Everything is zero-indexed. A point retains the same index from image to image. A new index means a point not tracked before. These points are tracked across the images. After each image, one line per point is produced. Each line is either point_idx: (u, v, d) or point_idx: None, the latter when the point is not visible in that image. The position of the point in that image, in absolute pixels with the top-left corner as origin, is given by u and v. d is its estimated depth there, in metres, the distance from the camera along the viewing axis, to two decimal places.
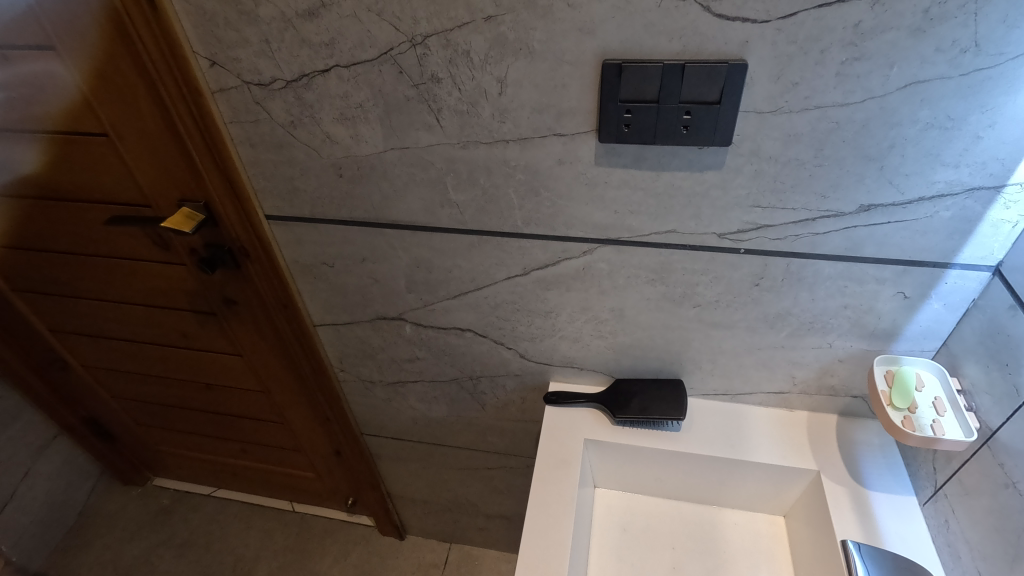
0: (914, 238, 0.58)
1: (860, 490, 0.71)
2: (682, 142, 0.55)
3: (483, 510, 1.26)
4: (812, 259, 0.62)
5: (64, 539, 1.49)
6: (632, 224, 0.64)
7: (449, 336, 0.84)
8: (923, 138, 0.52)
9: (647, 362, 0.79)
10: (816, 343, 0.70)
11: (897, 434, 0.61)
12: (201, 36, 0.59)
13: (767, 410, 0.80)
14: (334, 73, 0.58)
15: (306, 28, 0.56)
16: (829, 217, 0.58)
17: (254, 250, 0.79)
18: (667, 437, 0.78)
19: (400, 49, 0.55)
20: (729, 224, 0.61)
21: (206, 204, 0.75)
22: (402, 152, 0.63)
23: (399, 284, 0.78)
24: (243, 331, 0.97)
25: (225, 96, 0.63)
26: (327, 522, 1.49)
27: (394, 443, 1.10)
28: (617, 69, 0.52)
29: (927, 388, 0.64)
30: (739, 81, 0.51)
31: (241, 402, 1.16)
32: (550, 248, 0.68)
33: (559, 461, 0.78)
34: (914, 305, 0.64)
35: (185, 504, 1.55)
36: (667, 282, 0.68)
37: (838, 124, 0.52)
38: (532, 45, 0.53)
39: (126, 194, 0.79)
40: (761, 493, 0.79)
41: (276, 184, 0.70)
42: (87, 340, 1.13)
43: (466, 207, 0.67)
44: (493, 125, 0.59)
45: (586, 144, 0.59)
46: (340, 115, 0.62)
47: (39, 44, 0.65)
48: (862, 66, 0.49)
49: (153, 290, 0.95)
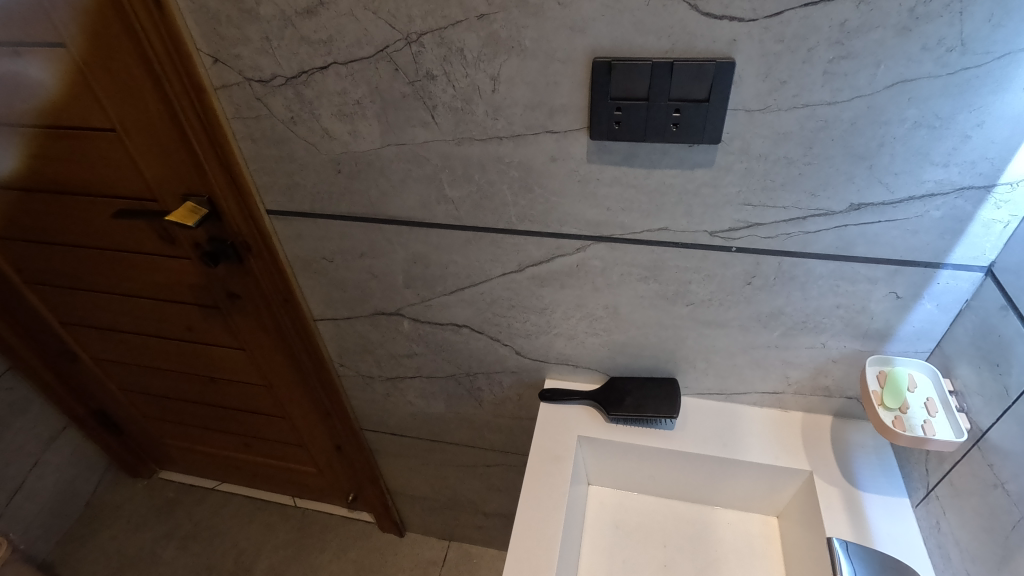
0: (905, 238, 0.58)
1: (853, 491, 0.71)
2: (672, 140, 0.56)
3: (480, 508, 1.26)
4: (803, 258, 0.62)
5: (71, 529, 1.52)
6: (624, 221, 0.64)
7: (447, 332, 0.85)
8: (911, 137, 0.52)
9: (643, 361, 0.79)
10: (810, 342, 0.70)
11: (887, 434, 0.61)
12: (205, 34, 0.61)
13: (762, 409, 0.80)
14: (332, 70, 0.60)
15: (304, 26, 0.57)
16: (820, 216, 0.59)
17: (255, 244, 0.81)
18: (660, 435, 0.79)
19: (396, 47, 0.57)
20: (721, 222, 0.62)
21: (209, 199, 0.77)
22: (399, 149, 0.65)
23: (397, 279, 0.79)
24: (245, 325, 0.99)
25: (227, 92, 0.65)
26: (327, 518, 1.50)
27: (393, 439, 1.12)
28: (607, 67, 0.53)
29: (920, 389, 0.64)
30: (727, 79, 0.52)
31: (244, 395, 1.18)
32: (544, 245, 0.69)
33: (551, 457, 0.78)
34: (907, 305, 0.64)
35: (190, 497, 1.57)
36: (661, 280, 0.69)
37: (826, 123, 0.53)
38: (523, 43, 0.54)
39: (133, 188, 0.81)
40: (754, 492, 0.79)
41: (277, 180, 0.72)
42: (95, 331, 1.15)
43: (461, 204, 0.68)
44: (487, 122, 0.60)
45: (577, 142, 0.59)
46: (338, 111, 0.63)
47: (52, 42, 0.67)
48: (849, 65, 0.49)
49: (159, 283, 0.97)
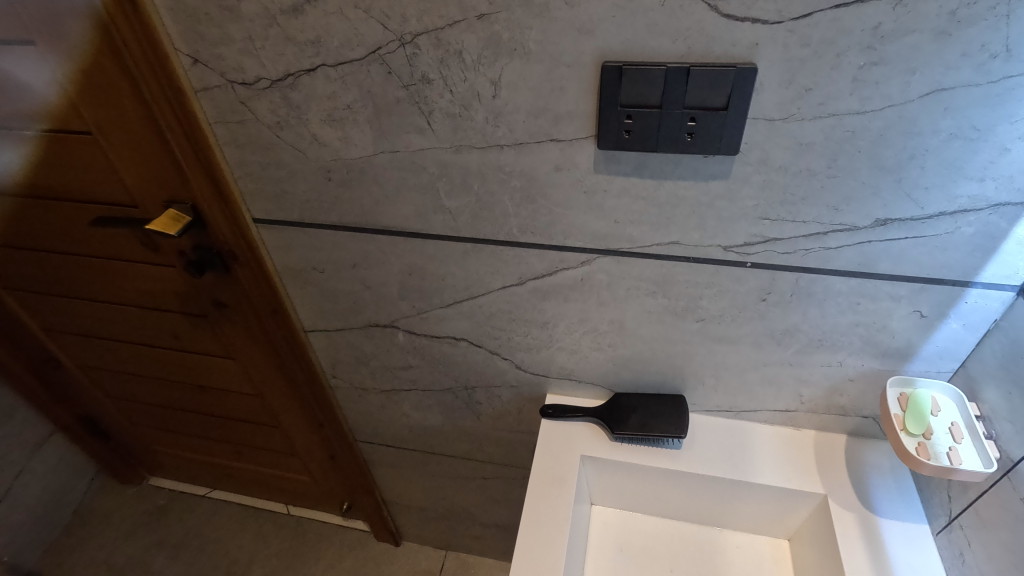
0: (933, 255, 0.54)
1: (870, 517, 0.67)
2: (686, 150, 0.52)
3: (478, 519, 1.23)
4: (822, 275, 0.59)
5: (59, 537, 1.48)
6: (632, 234, 0.61)
7: (443, 345, 0.81)
8: (945, 149, 0.48)
9: (648, 377, 0.76)
10: (826, 361, 0.67)
11: (910, 462, 0.58)
12: (183, 33, 0.56)
13: (772, 428, 0.77)
14: (320, 73, 0.56)
15: (290, 25, 0.53)
16: (842, 231, 0.55)
17: (242, 253, 0.76)
18: (667, 456, 0.75)
19: (389, 49, 0.53)
20: (735, 236, 0.58)
21: (193, 205, 0.72)
22: (393, 156, 0.61)
23: (391, 291, 0.76)
24: (235, 334, 0.94)
25: (209, 95, 0.61)
26: (321, 527, 1.47)
27: (388, 450, 1.08)
28: (617, 71, 0.49)
29: (944, 413, 0.61)
30: (747, 86, 0.48)
31: (235, 404, 1.14)
32: (547, 258, 0.65)
33: (553, 478, 0.75)
34: (931, 325, 0.60)
35: (180, 504, 1.53)
36: (670, 295, 0.65)
37: (852, 134, 0.49)
38: (527, 45, 0.50)
39: (113, 193, 0.76)
40: (764, 515, 0.76)
41: (264, 187, 0.68)
42: (80, 339, 1.11)
43: (459, 214, 0.64)
44: (487, 129, 0.56)
45: (583, 151, 0.55)
46: (328, 116, 0.59)
47: (21, 39, 0.63)
48: (880, 71, 0.45)
49: (143, 290, 0.93)
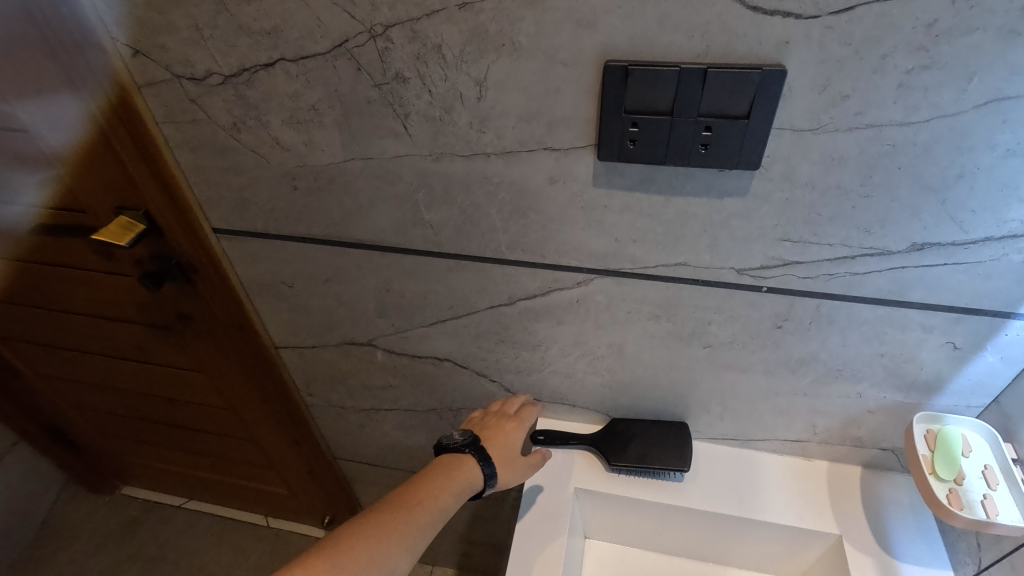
0: (974, 283, 0.48)
1: (890, 562, 0.62)
2: (698, 163, 0.45)
3: (466, 537, 1.17)
4: (846, 302, 0.52)
5: (26, 550, 1.41)
6: (634, 254, 0.54)
7: (426, 365, 0.74)
8: (999, 167, 0.42)
9: (649, 403, 0.70)
10: (844, 392, 0.61)
11: (941, 511, 0.52)
12: (120, 20, 0.49)
13: (781, 458, 0.71)
14: (279, 68, 0.48)
15: (242, 12, 0.46)
16: (872, 256, 0.49)
17: (202, 264, 0.69)
18: (668, 489, 0.69)
19: (357, 42, 0.45)
20: (750, 258, 0.52)
21: (147, 212, 0.63)
22: (366, 163, 0.54)
23: (368, 308, 0.68)
24: (202, 349, 0.86)
25: (155, 91, 0.53)
26: (302, 540, 1.40)
27: (370, 467, 1.02)
28: (622, 71, 0.42)
29: (976, 454, 0.55)
30: (773, 91, 0.41)
31: (207, 416, 1.07)
32: (539, 277, 0.58)
33: (544, 513, 0.69)
34: (964, 357, 0.54)
35: (155, 514, 1.46)
36: (675, 319, 0.59)
37: (893, 148, 0.42)
38: (517, 39, 0.43)
39: (54, 198, 0.68)
40: (773, 553, 0.70)
41: (223, 195, 0.61)
42: (39, 348, 1.03)
43: (441, 227, 0.57)
44: (471, 135, 0.49)
45: (581, 161, 0.49)
46: (290, 117, 0.52)
47: None
48: (931, 77, 0.39)
49: (101, 300, 0.85)
